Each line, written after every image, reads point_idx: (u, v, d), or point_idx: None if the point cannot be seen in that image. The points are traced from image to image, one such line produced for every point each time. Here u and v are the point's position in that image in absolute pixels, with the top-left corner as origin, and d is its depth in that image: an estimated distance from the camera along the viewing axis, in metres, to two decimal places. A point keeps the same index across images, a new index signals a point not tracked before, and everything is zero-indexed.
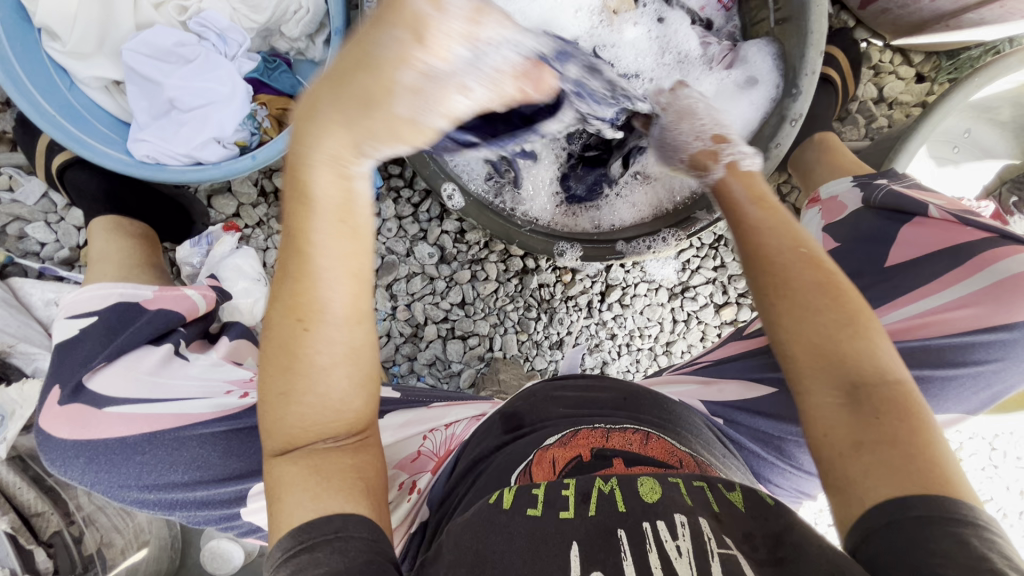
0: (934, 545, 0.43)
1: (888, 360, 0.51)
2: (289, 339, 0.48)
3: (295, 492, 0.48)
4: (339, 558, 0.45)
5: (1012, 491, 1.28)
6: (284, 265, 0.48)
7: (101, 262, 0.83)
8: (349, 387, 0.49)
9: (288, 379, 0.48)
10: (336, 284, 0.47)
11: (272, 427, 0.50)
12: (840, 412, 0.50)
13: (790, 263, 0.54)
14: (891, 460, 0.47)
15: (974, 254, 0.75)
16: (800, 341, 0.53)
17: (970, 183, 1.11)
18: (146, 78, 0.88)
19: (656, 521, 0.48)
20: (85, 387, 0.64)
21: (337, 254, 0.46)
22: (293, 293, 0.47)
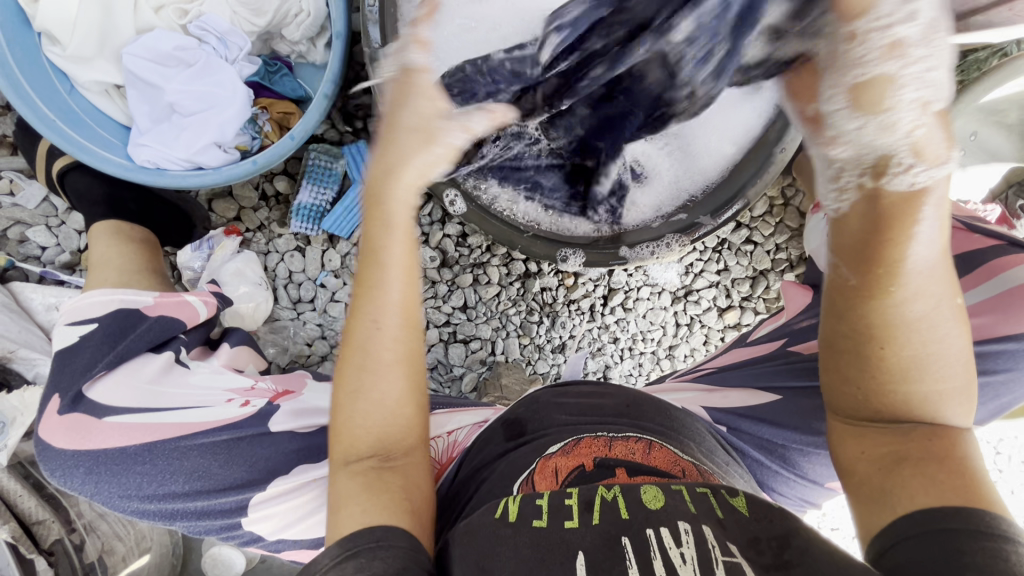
0: (967, 559, 0.41)
1: (957, 411, 0.48)
2: (365, 339, 0.53)
3: (350, 507, 0.51)
4: (378, 564, 0.46)
5: (1017, 495, 1.27)
6: (361, 275, 0.54)
7: (102, 268, 0.82)
8: (408, 388, 0.54)
9: (361, 376, 0.53)
10: (400, 285, 0.53)
11: (338, 427, 0.54)
12: (881, 448, 0.49)
13: (929, 323, 0.45)
14: (936, 480, 0.45)
15: (983, 262, 0.74)
16: (882, 395, 0.48)
17: (978, 186, 1.09)
18: (146, 83, 0.88)
19: (660, 528, 0.47)
20: (85, 396, 0.64)
21: (403, 262, 0.53)
22: (371, 299, 0.53)
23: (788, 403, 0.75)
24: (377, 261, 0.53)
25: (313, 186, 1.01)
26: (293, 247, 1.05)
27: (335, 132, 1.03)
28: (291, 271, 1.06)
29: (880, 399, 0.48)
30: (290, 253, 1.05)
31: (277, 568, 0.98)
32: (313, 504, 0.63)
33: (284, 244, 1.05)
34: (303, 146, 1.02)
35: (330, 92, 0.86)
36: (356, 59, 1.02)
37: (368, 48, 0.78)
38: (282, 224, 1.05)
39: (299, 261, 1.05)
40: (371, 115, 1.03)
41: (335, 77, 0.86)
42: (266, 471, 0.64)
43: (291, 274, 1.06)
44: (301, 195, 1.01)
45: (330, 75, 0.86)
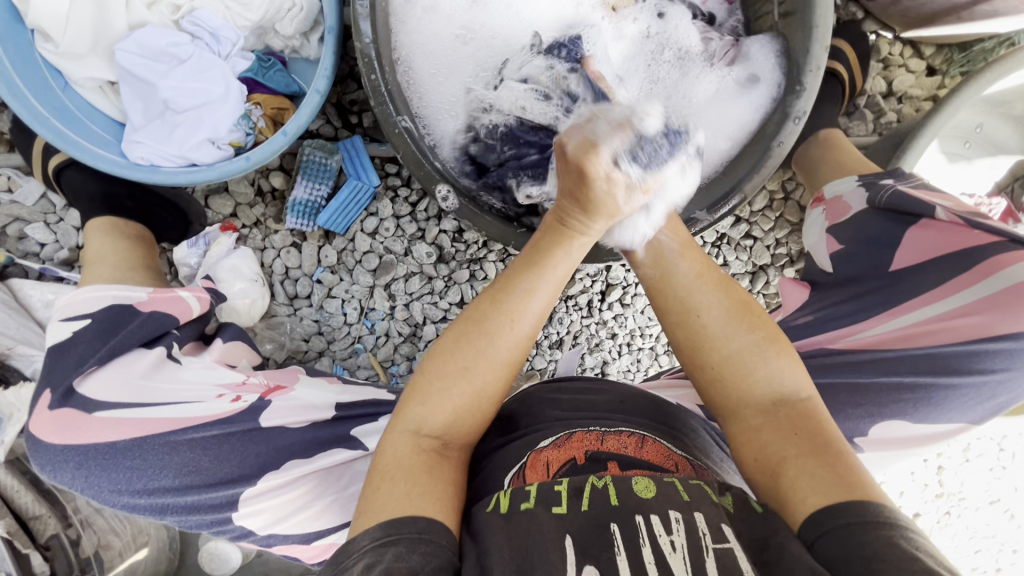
0: (868, 549, 0.45)
1: (792, 376, 0.57)
2: (493, 330, 0.55)
3: (400, 485, 0.51)
4: (418, 558, 0.46)
5: (1021, 492, 1.25)
6: (524, 262, 0.57)
7: (97, 264, 0.83)
8: (495, 391, 0.57)
9: (474, 359, 0.55)
10: (545, 298, 0.56)
11: (427, 401, 0.55)
12: (771, 432, 0.55)
13: (697, 293, 0.59)
14: (814, 468, 0.51)
15: (981, 260, 0.72)
16: (729, 404, 0.57)
17: (983, 178, 1.07)
18: (139, 79, 0.88)
19: (649, 516, 0.47)
20: (76, 391, 0.64)
21: (557, 281, 0.57)
22: (516, 296, 0.55)
23: None
24: (541, 263, 0.57)
25: (308, 182, 1.01)
26: (289, 243, 1.05)
27: (330, 127, 1.02)
28: (288, 267, 1.06)
29: (732, 377, 0.57)
30: (286, 249, 1.05)
31: (274, 563, 0.99)
32: (306, 499, 0.65)
33: (281, 240, 1.05)
34: (298, 142, 1.02)
35: (323, 87, 0.86)
36: (350, 54, 1.02)
37: (359, 43, 0.74)
38: (278, 220, 1.05)
39: (295, 257, 1.05)
40: (366, 110, 1.03)
41: (328, 72, 0.86)
42: (257, 466, 0.65)
43: (288, 270, 1.06)
44: (296, 191, 1.01)
45: (323, 70, 0.85)
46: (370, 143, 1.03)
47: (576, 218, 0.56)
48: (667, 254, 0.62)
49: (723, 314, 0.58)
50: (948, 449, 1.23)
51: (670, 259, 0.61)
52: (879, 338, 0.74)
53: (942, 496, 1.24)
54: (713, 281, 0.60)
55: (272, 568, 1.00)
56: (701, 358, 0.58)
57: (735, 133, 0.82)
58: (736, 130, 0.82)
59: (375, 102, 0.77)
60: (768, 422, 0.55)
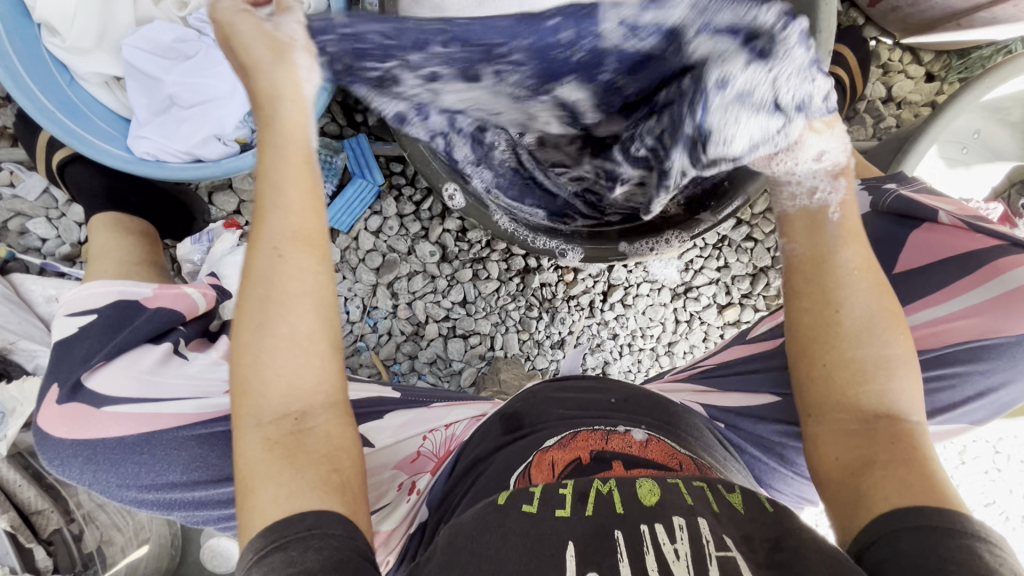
0: (942, 552, 0.44)
1: (908, 397, 0.54)
2: (266, 269, 0.49)
3: (263, 481, 0.46)
4: (312, 555, 0.43)
5: (1015, 494, 1.27)
6: (259, 205, 0.51)
7: (102, 260, 0.82)
8: (319, 327, 0.50)
9: (266, 306, 0.48)
10: (300, 212, 0.51)
11: (242, 382, 0.48)
12: (856, 435, 0.53)
13: (846, 283, 0.56)
14: (908, 483, 0.49)
15: (984, 262, 0.74)
16: (838, 377, 0.55)
17: (981, 183, 1.09)
18: (146, 74, 0.88)
19: (654, 524, 0.47)
20: (84, 385, 0.64)
21: (303, 185, 0.52)
22: (273, 223, 0.50)
23: (789, 402, 0.75)
24: (281, 193, 0.51)
25: None
26: None
27: (336, 125, 1.03)
28: None
29: (841, 369, 0.55)
30: None
31: None
32: None
33: None
34: None
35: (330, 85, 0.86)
36: None
37: None
38: None
39: None
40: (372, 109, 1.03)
41: None
42: None
43: None
44: None
45: None
46: (375, 142, 1.03)
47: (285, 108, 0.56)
48: (825, 228, 0.59)
49: (864, 308, 0.56)
50: (944, 452, 1.25)
51: (826, 241, 0.59)
52: None
53: None
54: (870, 278, 0.57)
55: None
56: (813, 350, 0.57)
57: None
58: None
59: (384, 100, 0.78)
60: (864, 427, 0.53)
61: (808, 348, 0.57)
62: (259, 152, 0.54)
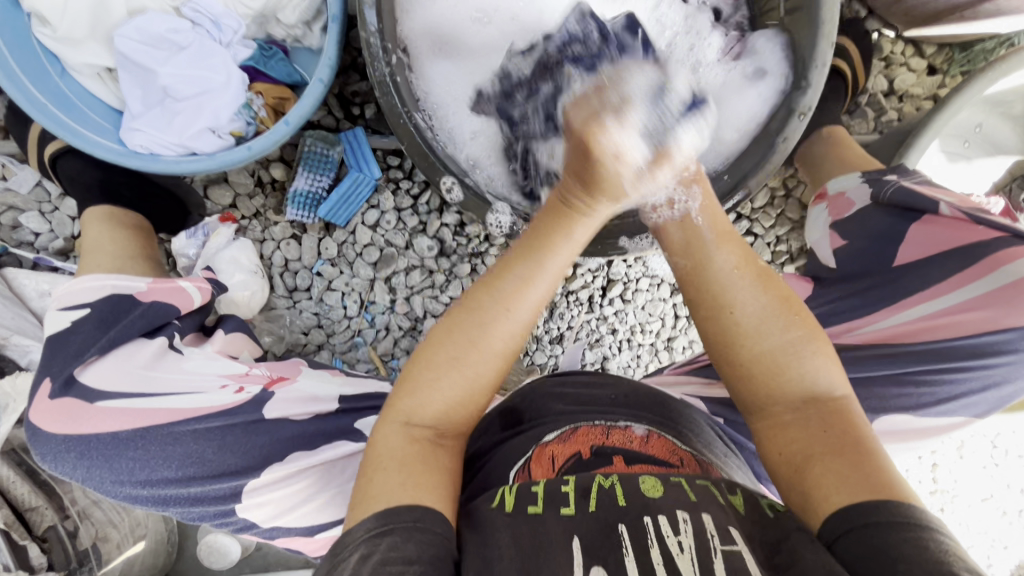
0: (893, 550, 0.45)
1: (829, 376, 0.56)
2: (486, 322, 0.54)
3: (393, 474, 0.51)
4: (413, 547, 0.46)
5: (1013, 490, 1.27)
6: (513, 258, 0.56)
7: (95, 253, 0.81)
8: (493, 379, 0.56)
9: (467, 348, 0.54)
10: (543, 288, 0.56)
11: (420, 390, 0.54)
12: (800, 435, 0.54)
13: (733, 286, 0.57)
14: (846, 475, 0.50)
15: (987, 255, 0.72)
16: (754, 379, 0.57)
17: (982, 178, 1.08)
18: (139, 65, 0.86)
19: (657, 516, 0.47)
20: (77, 380, 0.63)
21: (558, 271, 0.56)
22: (510, 286, 0.55)
23: None
24: (540, 257, 0.55)
25: (310, 173, 1.00)
26: (289, 235, 1.04)
27: (332, 118, 1.02)
28: (287, 259, 1.05)
29: (756, 370, 0.56)
30: (286, 241, 1.04)
31: (273, 556, 0.99)
32: (309, 492, 0.64)
33: (280, 232, 1.04)
34: (299, 132, 1.01)
35: (326, 77, 0.85)
36: (353, 44, 1.01)
37: (364, 32, 0.74)
38: (278, 211, 1.04)
39: (295, 249, 1.04)
40: (369, 102, 1.02)
41: (331, 61, 0.84)
42: (261, 458, 0.64)
43: (287, 262, 1.05)
44: (296, 182, 1.00)
45: (325, 59, 0.84)
46: (373, 135, 1.02)
47: (577, 198, 0.54)
48: (698, 241, 0.59)
49: (752, 317, 0.56)
50: (942, 447, 1.25)
51: (709, 246, 0.58)
52: (883, 335, 0.75)
53: (935, 493, 1.25)
54: (751, 274, 0.58)
55: (271, 562, 0.99)
56: (733, 351, 0.57)
57: (744, 127, 0.82)
58: (745, 123, 0.82)
59: (381, 92, 0.76)
60: (796, 420, 0.55)
61: (727, 353, 0.57)
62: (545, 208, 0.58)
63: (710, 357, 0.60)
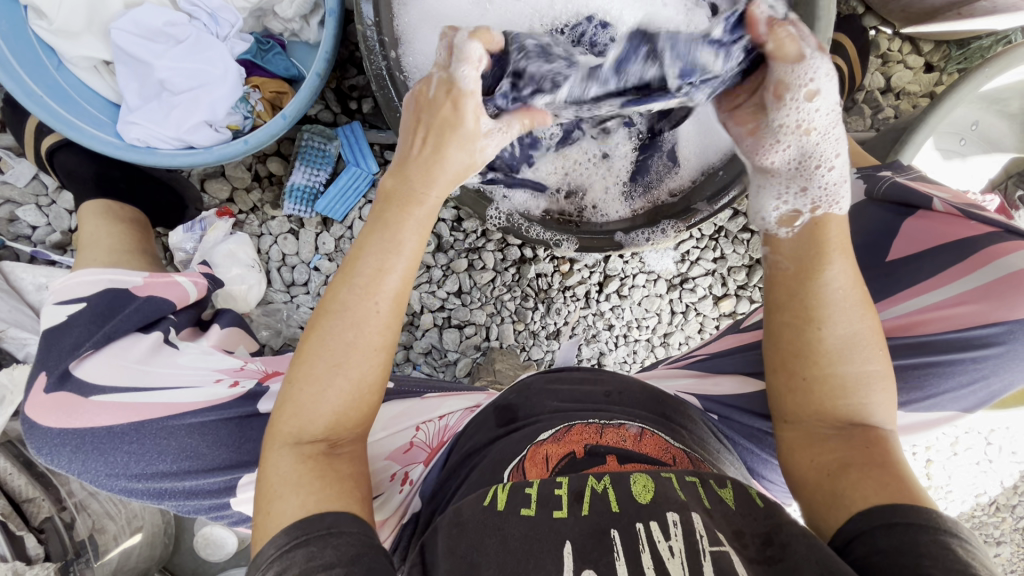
0: (922, 548, 0.45)
1: (881, 407, 0.57)
2: (356, 316, 0.53)
3: (294, 493, 0.50)
4: (331, 552, 0.46)
5: (1005, 485, 1.28)
6: (359, 253, 0.54)
7: (91, 248, 0.81)
8: (379, 376, 0.55)
9: (348, 351, 0.53)
10: (400, 275, 0.54)
11: (301, 402, 0.52)
12: (838, 447, 0.56)
13: (837, 301, 0.56)
14: (879, 483, 0.51)
15: (977, 251, 0.73)
16: (818, 388, 0.57)
17: (977, 175, 1.08)
18: (136, 58, 0.86)
19: (649, 522, 0.47)
20: (72, 375, 0.63)
21: (413, 255, 0.55)
22: (366, 275, 0.53)
23: None
24: (390, 237, 0.54)
25: (306, 168, 1.00)
26: (286, 229, 1.04)
27: (329, 113, 1.02)
28: (285, 253, 1.05)
29: (816, 383, 0.57)
30: (283, 236, 1.04)
31: None
32: None
33: (278, 226, 1.04)
34: (296, 127, 1.01)
35: (323, 71, 0.85)
36: (350, 38, 1.00)
37: (361, 26, 0.76)
38: (275, 206, 1.03)
39: (293, 244, 1.04)
40: (366, 96, 1.02)
41: (328, 55, 0.84)
42: (255, 452, 0.65)
43: (285, 257, 1.05)
44: (294, 176, 1.00)
45: (323, 53, 0.84)
46: (370, 129, 1.02)
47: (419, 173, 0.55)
48: (818, 247, 0.58)
49: (849, 330, 0.57)
50: (937, 443, 1.25)
51: (825, 254, 0.58)
52: None
53: (929, 488, 1.26)
54: (859, 302, 0.57)
55: None
56: (800, 363, 0.58)
57: None
58: None
59: (377, 86, 0.77)
60: (840, 438, 0.56)
61: (791, 364, 0.58)
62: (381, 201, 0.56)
63: (772, 364, 0.60)
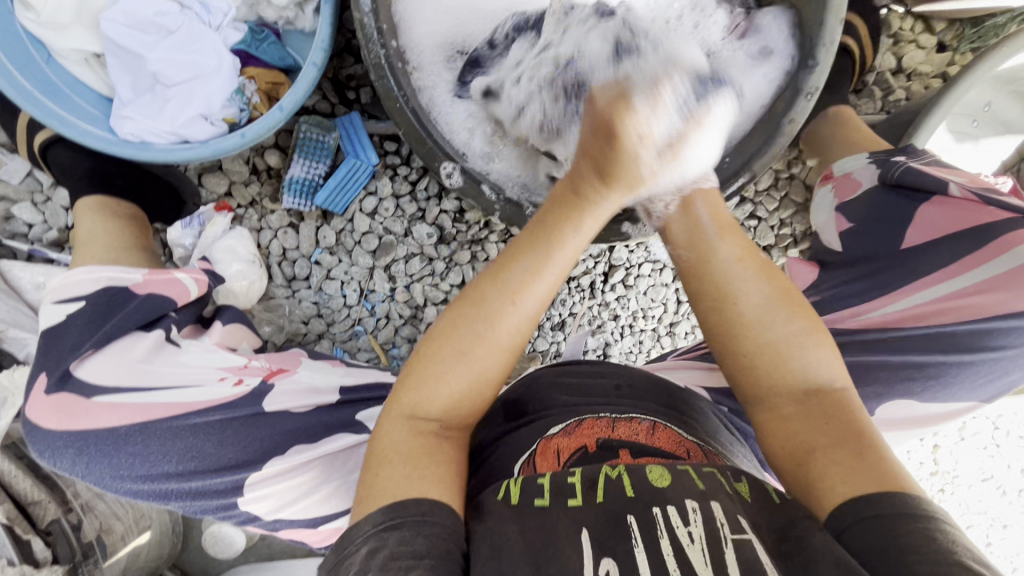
0: (906, 543, 0.44)
1: (823, 367, 0.55)
2: (491, 313, 0.52)
3: (398, 467, 0.50)
4: (422, 541, 0.45)
5: (1012, 470, 1.28)
6: (516, 251, 0.54)
7: (88, 245, 0.80)
8: (498, 375, 0.54)
9: (473, 342, 0.52)
10: (550, 283, 0.54)
11: (421, 387, 0.53)
12: (799, 421, 0.54)
13: (733, 279, 0.57)
14: (846, 458, 0.50)
15: (995, 237, 0.70)
16: (752, 377, 0.57)
17: (989, 158, 1.07)
18: (127, 50, 0.84)
19: (666, 507, 0.46)
20: (73, 375, 0.62)
21: (567, 265, 0.54)
22: (519, 276, 0.53)
23: None
24: (550, 243, 0.53)
25: (305, 160, 0.98)
26: (286, 223, 1.03)
27: (326, 103, 1.00)
28: (285, 248, 1.03)
29: (740, 360, 0.57)
30: (283, 230, 1.02)
31: (277, 545, 1.00)
32: (312, 484, 0.63)
33: (277, 220, 1.02)
34: (293, 119, 0.99)
35: (319, 60, 0.82)
36: (346, 25, 0.98)
37: (357, 13, 0.72)
38: (275, 199, 1.02)
39: (293, 237, 1.03)
40: (364, 86, 1.00)
41: (325, 44, 0.82)
42: (261, 451, 0.64)
43: (285, 251, 1.04)
44: (292, 169, 0.98)
45: (319, 42, 0.82)
46: (368, 120, 1.00)
47: (590, 186, 0.53)
48: (705, 234, 0.59)
49: (784, 323, 0.56)
50: (944, 429, 1.25)
51: (708, 240, 0.59)
52: (897, 316, 0.73)
53: (936, 474, 1.26)
54: (754, 266, 0.58)
55: (276, 550, 1.00)
56: (734, 343, 0.57)
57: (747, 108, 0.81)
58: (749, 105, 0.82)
59: (376, 76, 0.74)
60: (801, 411, 0.55)
61: (727, 344, 0.57)
62: (552, 203, 0.55)
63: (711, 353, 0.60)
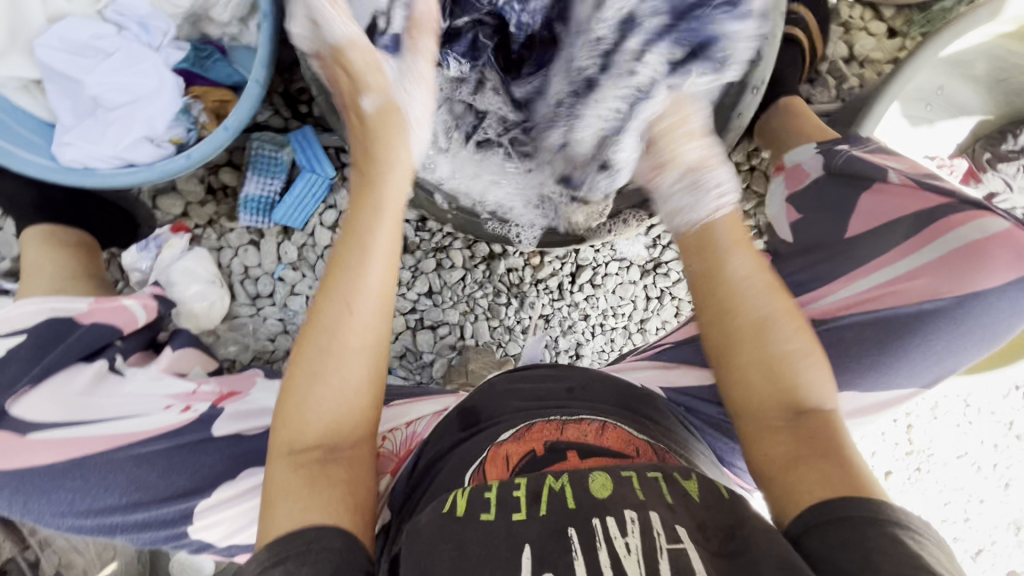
0: (871, 542, 0.45)
1: (819, 386, 0.56)
2: (333, 322, 0.55)
3: (288, 503, 0.51)
4: (307, 569, 0.46)
5: (986, 445, 1.29)
6: (336, 260, 0.58)
7: (35, 278, 0.81)
8: (366, 378, 0.56)
9: (326, 356, 0.54)
10: (381, 273, 0.57)
11: (290, 415, 0.54)
12: (783, 437, 0.54)
13: (748, 292, 0.57)
14: (829, 473, 0.51)
15: (933, 221, 0.72)
16: (751, 389, 0.56)
17: (944, 141, 1.08)
18: (66, 75, 0.83)
19: (606, 517, 0.46)
20: (8, 413, 0.61)
21: (386, 257, 0.58)
22: (347, 281, 0.56)
23: None
24: (359, 254, 0.57)
25: (259, 177, 0.98)
26: (246, 241, 1.02)
27: (279, 118, 0.99)
28: (246, 266, 1.02)
29: (736, 367, 0.57)
30: (243, 248, 1.01)
31: None
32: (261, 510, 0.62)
33: (237, 238, 1.01)
34: (244, 135, 0.98)
35: (262, 78, 0.81)
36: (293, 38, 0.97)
37: (296, 27, 0.71)
38: (232, 218, 1.01)
39: (254, 255, 1.02)
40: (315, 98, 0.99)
41: (267, 62, 0.81)
42: (210, 478, 0.63)
43: (247, 269, 1.02)
44: (247, 187, 0.98)
45: (262, 59, 0.81)
46: (321, 132, 0.99)
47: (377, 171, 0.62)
48: (718, 248, 0.58)
49: (780, 338, 0.56)
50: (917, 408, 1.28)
51: (726, 253, 0.58)
52: (844, 304, 0.74)
53: (911, 453, 1.28)
54: (766, 280, 0.57)
55: None
56: (731, 357, 0.57)
57: None
58: None
59: (317, 90, 0.76)
60: (785, 428, 0.54)
61: (725, 359, 0.57)
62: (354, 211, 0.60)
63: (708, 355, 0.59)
